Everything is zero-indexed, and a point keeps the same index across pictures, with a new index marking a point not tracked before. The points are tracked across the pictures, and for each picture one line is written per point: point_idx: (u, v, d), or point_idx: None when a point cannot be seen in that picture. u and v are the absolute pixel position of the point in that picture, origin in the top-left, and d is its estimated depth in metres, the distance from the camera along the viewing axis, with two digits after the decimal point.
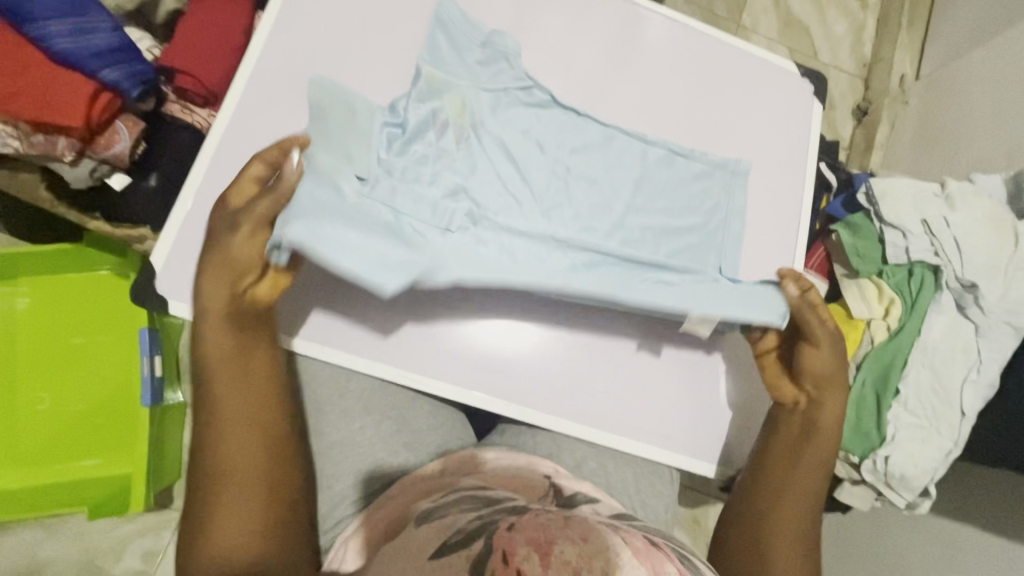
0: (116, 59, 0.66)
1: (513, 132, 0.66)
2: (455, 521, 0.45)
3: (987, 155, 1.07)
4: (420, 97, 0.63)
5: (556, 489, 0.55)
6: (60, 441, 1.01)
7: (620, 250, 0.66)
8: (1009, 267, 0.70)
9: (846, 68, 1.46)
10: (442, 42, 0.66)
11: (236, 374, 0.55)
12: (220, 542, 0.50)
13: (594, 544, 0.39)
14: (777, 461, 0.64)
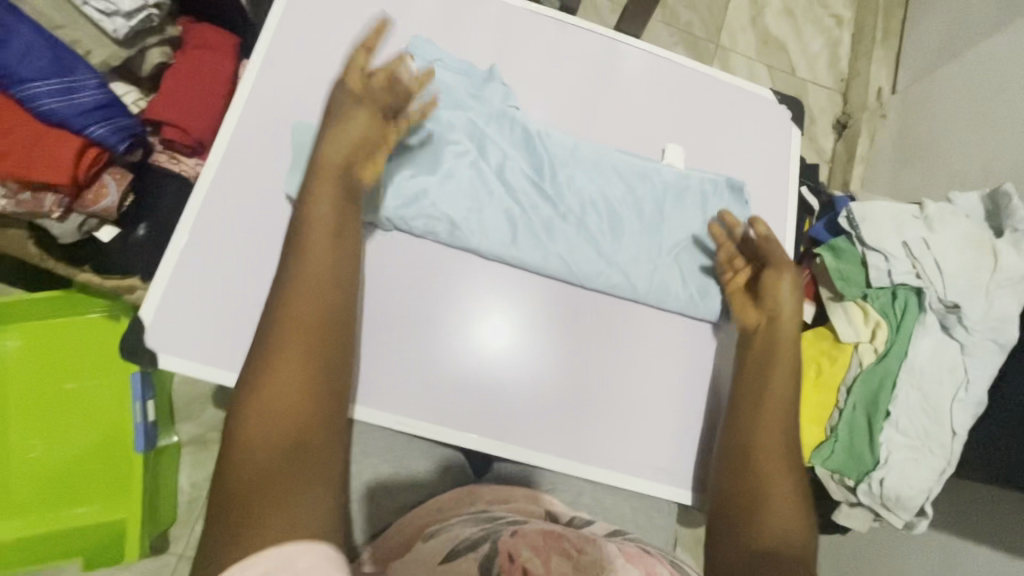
0: (103, 117, 0.66)
1: (506, 156, 0.70)
2: (459, 533, 0.47)
3: (964, 167, 1.09)
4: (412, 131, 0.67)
5: (553, 515, 0.57)
6: (51, 489, 1.00)
7: (614, 271, 0.68)
8: (989, 285, 0.72)
9: (824, 83, 1.48)
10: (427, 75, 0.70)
11: (325, 258, 0.54)
12: (244, 433, 0.45)
13: (589, 553, 0.43)
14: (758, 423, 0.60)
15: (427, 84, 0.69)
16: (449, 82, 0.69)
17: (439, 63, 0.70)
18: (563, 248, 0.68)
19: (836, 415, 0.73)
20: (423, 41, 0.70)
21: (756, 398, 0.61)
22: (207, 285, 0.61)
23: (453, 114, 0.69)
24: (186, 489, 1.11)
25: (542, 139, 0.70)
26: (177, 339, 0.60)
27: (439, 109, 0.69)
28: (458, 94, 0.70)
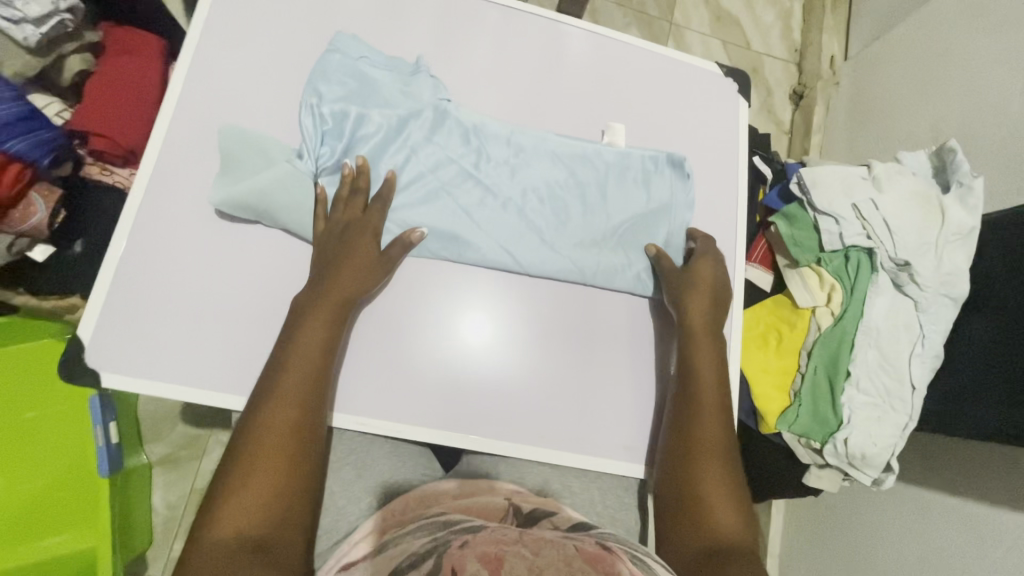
0: (22, 131, 0.65)
1: (439, 149, 0.68)
2: (407, 547, 0.44)
3: (914, 129, 1.10)
4: (335, 132, 0.65)
5: (517, 509, 0.55)
6: (16, 523, 0.96)
7: (558, 257, 0.67)
8: (938, 241, 0.72)
9: (778, 55, 1.49)
10: (345, 69, 0.66)
11: (310, 370, 0.56)
12: (225, 523, 0.49)
13: (545, 556, 0.39)
14: (691, 429, 0.62)
15: (353, 82, 0.66)
16: (376, 78, 0.67)
17: (366, 60, 0.67)
18: (504, 241, 0.67)
19: (799, 380, 0.75)
20: (346, 38, 0.68)
21: (696, 396, 0.63)
22: (147, 299, 0.59)
23: (381, 111, 0.66)
24: (161, 511, 1.09)
25: (476, 131, 0.69)
26: (119, 357, 0.58)
27: (367, 108, 0.66)
28: (387, 90, 0.67)
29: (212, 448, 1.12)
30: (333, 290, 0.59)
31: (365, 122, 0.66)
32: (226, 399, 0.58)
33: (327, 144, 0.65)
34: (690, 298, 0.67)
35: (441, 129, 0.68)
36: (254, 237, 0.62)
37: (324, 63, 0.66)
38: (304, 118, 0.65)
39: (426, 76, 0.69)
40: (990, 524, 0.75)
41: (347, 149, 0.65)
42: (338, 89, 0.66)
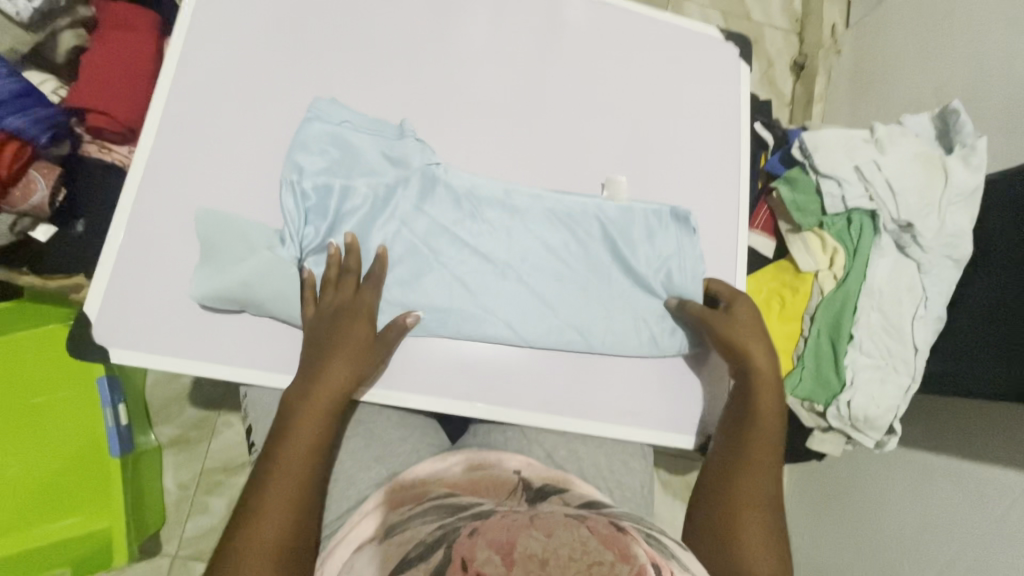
0: (18, 109, 0.68)
1: (432, 218, 0.65)
2: (415, 534, 0.44)
3: (917, 95, 1.09)
4: (319, 210, 0.62)
5: (526, 483, 0.55)
6: (30, 506, 0.98)
7: (560, 327, 0.65)
8: (941, 203, 0.72)
9: (779, 25, 1.47)
10: (327, 136, 0.63)
11: (312, 451, 0.55)
12: None
13: (559, 536, 0.39)
14: (746, 451, 0.62)
15: (335, 150, 0.63)
16: (359, 146, 0.64)
17: (347, 124, 0.64)
18: (502, 309, 0.64)
19: (802, 344, 0.76)
20: (325, 103, 0.64)
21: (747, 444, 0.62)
22: (151, 275, 0.59)
23: (366, 179, 0.63)
24: (172, 490, 1.09)
25: (468, 195, 0.66)
26: (127, 332, 0.58)
27: (351, 177, 0.63)
28: (371, 157, 0.64)
29: (220, 428, 1.13)
30: (331, 373, 0.57)
31: (350, 195, 0.63)
32: (233, 372, 0.59)
33: (309, 225, 0.62)
34: (751, 344, 0.65)
35: (430, 196, 0.65)
36: (257, 211, 0.62)
37: (303, 131, 0.63)
38: (286, 196, 0.62)
39: (413, 137, 0.65)
40: (994, 483, 0.76)
41: (333, 227, 0.62)
42: (320, 161, 0.63)
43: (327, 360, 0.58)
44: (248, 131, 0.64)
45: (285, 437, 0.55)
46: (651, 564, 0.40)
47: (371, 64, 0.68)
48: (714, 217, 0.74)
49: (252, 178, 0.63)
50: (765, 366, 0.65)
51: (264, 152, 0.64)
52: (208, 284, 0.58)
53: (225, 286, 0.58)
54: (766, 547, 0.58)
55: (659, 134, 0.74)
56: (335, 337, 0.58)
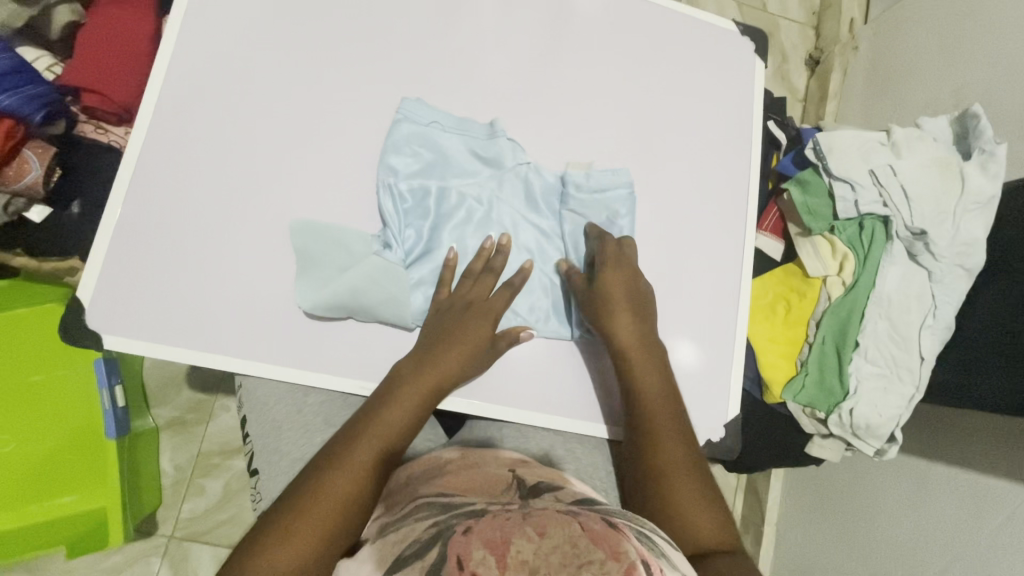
0: (13, 85, 0.67)
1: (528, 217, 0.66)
2: (411, 531, 0.44)
3: (934, 96, 1.06)
4: (418, 212, 0.63)
5: (520, 480, 0.55)
6: (26, 485, 0.98)
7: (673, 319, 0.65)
8: (956, 210, 0.70)
9: (795, 18, 1.43)
10: (417, 138, 0.64)
11: (398, 434, 0.56)
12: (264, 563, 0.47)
13: (551, 538, 0.38)
14: (646, 420, 0.61)
15: (428, 152, 0.64)
16: (450, 147, 0.65)
17: (436, 125, 0.65)
18: None
19: (807, 350, 0.75)
20: (412, 102, 0.65)
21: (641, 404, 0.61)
22: (145, 261, 0.58)
23: (461, 180, 0.64)
24: (169, 473, 1.09)
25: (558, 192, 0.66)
26: (120, 319, 0.57)
27: (446, 179, 0.64)
28: (462, 159, 0.65)
29: (217, 412, 1.13)
30: (450, 364, 0.58)
31: (447, 196, 0.64)
32: (227, 364, 0.58)
33: (407, 229, 0.62)
34: (614, 314, 0.61)
35: (521, 196, 0.66)
36: (254, 198, 0.61)
37: (394, 134, 0.63)
38: (384, 199, 0.62)
39: (505, 136, 0.66)
40: (991, 495, 0.75)
41: (433, 228, 0.63)
42: (413, 162, 0.64)
43: (443, 340, 0.58)
44: (246, 117, 0.62)
45: (387, 409, 0.56)
46: (642, 563, 0.38)
47: (375, 49, 0.66)
48: (724, 216, 0.72)
49: (250, 164, 0.61)
50: (633, 334, 0.62)
51: (263, 139, 0.62)
52: (316, 284, 0.59)
53: (333, 288, 0.59)
54: (703, 512, 0.57)
55: (669, 131, 0.72)
56: (471, 327, 0.59)
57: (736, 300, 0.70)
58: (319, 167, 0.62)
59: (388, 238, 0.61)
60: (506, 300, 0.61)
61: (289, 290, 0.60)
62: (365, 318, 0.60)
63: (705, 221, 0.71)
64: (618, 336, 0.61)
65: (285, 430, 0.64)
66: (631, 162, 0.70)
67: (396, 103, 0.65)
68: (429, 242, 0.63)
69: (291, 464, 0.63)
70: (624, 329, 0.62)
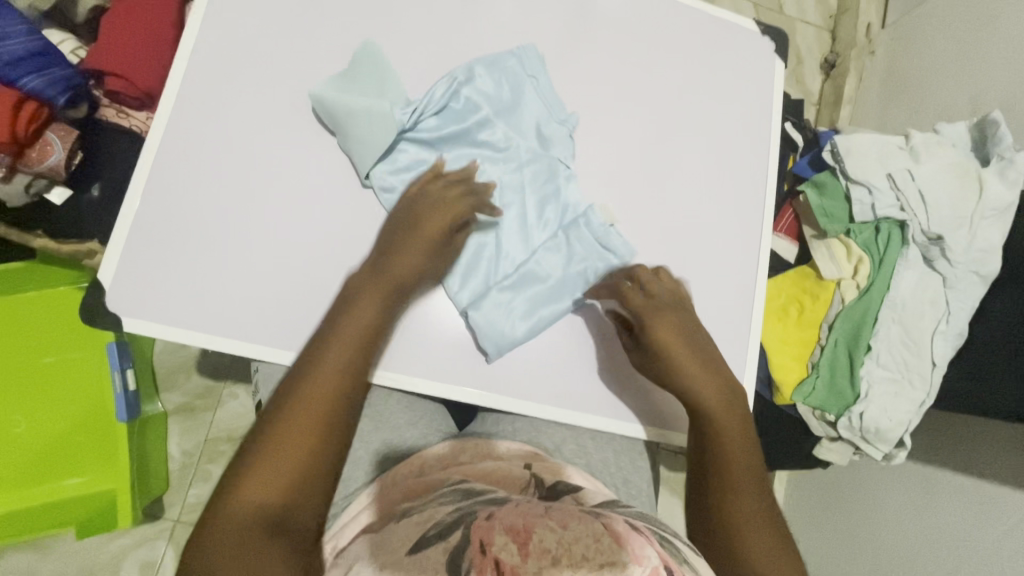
0: (35, 67, 0.68)
1: (516, 194, 0.65)
2: (435, 513, 0.44)
3: (952, 103, 1.04)
4: (453, 116, 0.65)
5: (538, 480, 0.55)
6: (37, 465, 0.99)
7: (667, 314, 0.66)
8: (974, 216, 0.69)
9: (811, 20, 1.43)
10: (506, 80, 0.67)
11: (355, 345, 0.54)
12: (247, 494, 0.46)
13: (573, 530, 0.39)
14: (726, 468, 0.59)
15: (507, 90, 0.67)
16: (529, 104, 0.67)
17: (534, 81, 0.67)
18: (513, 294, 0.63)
19: (818, 351, 0.75)
20: (534, 53, 0.68)
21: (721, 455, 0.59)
22: (166, 245, 0.58)
23: (506, 129, 0.66)
24: (177, 457, 1.10)
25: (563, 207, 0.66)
26: (140, 301, 0.57)
27: (497, 116, 0.66)
28: (526, 120, 0.67)
29: (226, 399, 1.13)
30: (408, 264, 0.57)
31: (486, 128, 0.66)
32: (244, 349, 0.58)
33: (431, 121, 0.65)
34: (690, 366, 0.60)
35: (537, 182, 0.66)
36: (275, 184, 0.61)
37: (504, 60, 0.67)
38: (441, 85, 0.65)
39: (569, 128, 0.68)
40: (999, 503, 0.75)
41: (453, 135, 0.65)
42: (493, 83, 0.66)
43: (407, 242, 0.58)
44: (269, 104, 0.62)
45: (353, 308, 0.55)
46: (664, 566, 0.38)
47: (395, 39, 0.66)
48: (739, 215, 0.72)
49: (270, 151, 0.62)
50: (715, 387, 0.60)
51: (285, 128, 0.62)
52: (335, 91, 0.62)
53: (337, 100, 0.61)
54: (775, 561, 0.57)
55: (687, 129, 0.72)
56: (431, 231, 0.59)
57: (750, 301, 0.70)
58: (339, 156, 0.63)
59: (411, 113, 0.63)
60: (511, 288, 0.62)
61: (306, 276, 0.60)
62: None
63: (721, 221, 0.71)
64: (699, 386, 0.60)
65: None
66: (647, 158, 0.70)
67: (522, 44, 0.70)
68: (421, 155, 0.65)
69: None
70: (707, 389, 0.60)
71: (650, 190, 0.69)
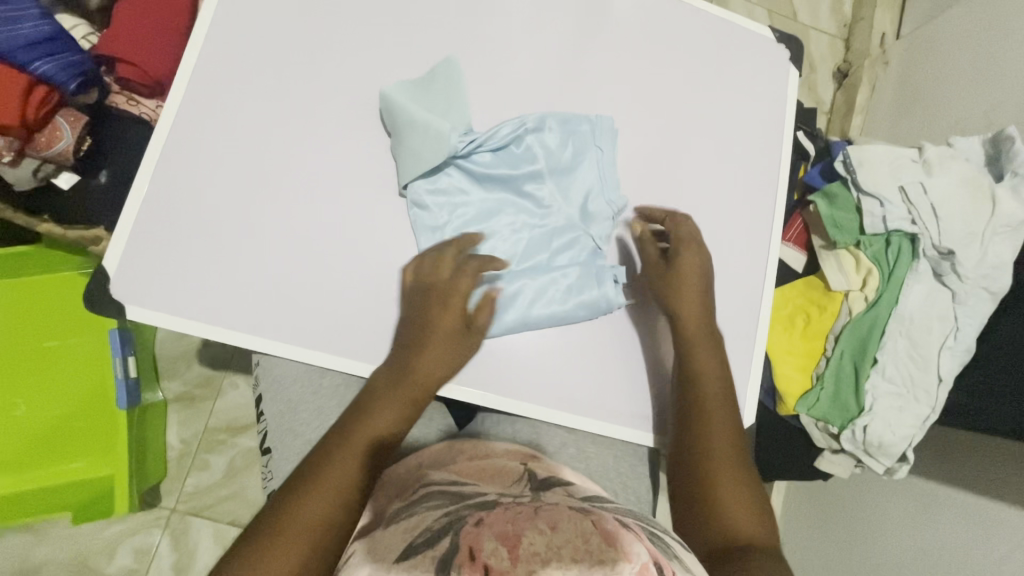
0: (48, 52, 0.68)
1: (543, 248, 0.65)
2: (421, 521, 0.44)
3: (965, 116, 1.03)
4: (509, 157, 0.65)
5: (532, 473, 0.55)
6: (34, 448, 0.99)
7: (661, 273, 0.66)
8: (986, 232, 0.69)
9: (826, 29, 1.42)
10: (571, 140, 0.66)
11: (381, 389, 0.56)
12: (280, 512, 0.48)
13: (563, 533, 0.38)
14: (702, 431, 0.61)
15: (568, 152, 0.66)
16: (584, 175, 0.66)
17: (597, 152, 0.67)
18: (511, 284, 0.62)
19: (823, 363, 0.75)
20: (610, 126, 0.67)
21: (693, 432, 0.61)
22: (172, 234, 0.58)
23: (555, 188, 0.66)
24: (175, 445, 1.10)
25: (589, 268, 0.64)
26: (146, 290, 0.57)
27: (551, 174, 0.66)
28: (576, 188, 0.66)
29: (226, 389, 1.13)
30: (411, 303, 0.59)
31: (537, 181, 0.65)
32: (248, 340, 0.58)
33: (485, 157, 0.64)
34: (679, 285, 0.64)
35: (567, 249, 0.65)
36: (283, 177, 0.61)
37: (578, 124, 0.67)
38: (508, 124, 0.64)
39: (615, 210, 0.66)
40: (999, 522, 0.74)
41: (504, 176, 0.64)
42: (559, 140, 0.66)
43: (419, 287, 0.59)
44: (280, 96, 0.62)
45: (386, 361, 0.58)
46: (653, 562, 0.38)
47: (407, 34, 0.66)
48: (748, 223, 0.71)
49: (278, 142, 0.61)
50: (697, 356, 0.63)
51: (295, 121, 0.62)
52: (405, 97, 0.63)
53: (404, 105, 0.61)
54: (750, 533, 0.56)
55: (698, 135, 0.71)
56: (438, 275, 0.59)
57: (756, 308, 0.70)
58: (348, 151, 0.63)
59: (468, 142, 0.62)
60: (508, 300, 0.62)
61: (310, 269, 0.60)
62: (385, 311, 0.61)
63: (729, 228, 0.70)
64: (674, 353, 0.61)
65: (300, 412, 0.65)
66: (657, 163, 0.70)
67: (601, 112, 0.69)
68: (463, 185, 0.64)
69: (303, 444, 0.64)
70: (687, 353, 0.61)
71: (659, 195, 0.69)
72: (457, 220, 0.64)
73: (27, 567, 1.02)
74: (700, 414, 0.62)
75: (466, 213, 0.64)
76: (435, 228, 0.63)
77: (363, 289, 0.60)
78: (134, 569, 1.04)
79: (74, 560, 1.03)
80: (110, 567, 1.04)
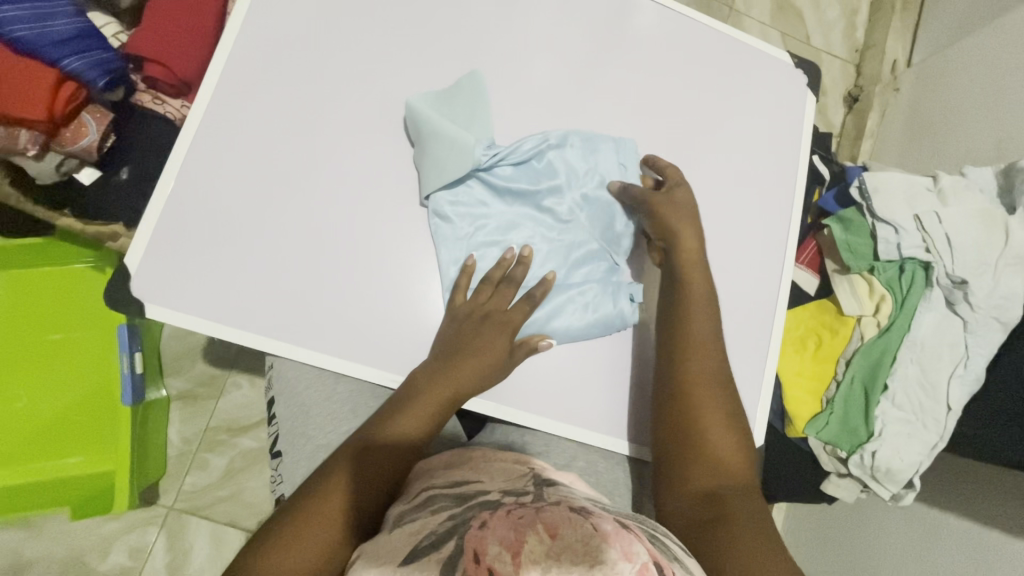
0: (77, 50, 0.69)
1: (561, 261, 0.65)
2: (427, 524, 0.44)
3: (976, 145, 1.04)
4: (530, 171, 0.65)
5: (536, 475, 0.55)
6: (34, 441, 0.98)
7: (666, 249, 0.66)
8: (998, 263, 0.69)
9: (838, 53, 1.43)
10: (592, 158, 0.67)
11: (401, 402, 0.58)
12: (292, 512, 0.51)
13: (564, 536, 0.38)
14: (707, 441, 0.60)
15: (589, 169, 0.67)
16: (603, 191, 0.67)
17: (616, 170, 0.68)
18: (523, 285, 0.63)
19: (834, 387, 0.75)
20: (630, 144, 0.68)
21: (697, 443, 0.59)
22: (194, 234, 0.58)
23: (574, 203, 0.66)
24: (175, 444, 1.10)
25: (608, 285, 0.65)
26: (165, 289, 0.57)
27: (571, 189, 0.66)
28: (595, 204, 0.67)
29: (229, 388, 1.13)
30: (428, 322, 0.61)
31: (557, 194, 0.66)
32: (265, 343, 0.58)
33: (507, 169, 0.65)
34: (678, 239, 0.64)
35: (585, 263, 0.66)
36: (306, 182, 0.61)
37: (599, 142, 0.67)
38: (530, 139, 0.65)
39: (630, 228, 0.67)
40: (1004, 552, 0.74)
41: (525, 188, 0.65)
42: (580, 157, 0.66)
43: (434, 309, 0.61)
44: (306, 101, 0.63)
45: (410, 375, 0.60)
46: (654, 562, 0.38)
47: (433, 45, 0.67)
48: (763, 244, 0.72)
49: (302, 147, 0.62)
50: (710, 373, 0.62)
51: (320, 126, 0.62)
52: (430, 109, 0.63)
53: (429, 117, 0.62)
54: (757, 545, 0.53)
55: (716, 155, 0.72)
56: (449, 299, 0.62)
57: (769, 330, 0.70)
58: (372, 159, 0.63)
59: (491, 155, 0.63)
60: (525, 313, 0.62)
61: (329, 274, 0.60)
62: (402, 320, 0.61)
63: (744, 249, 0.71)
64: (690, 367, 0.61)
65: (312, 416, 0.65)
66: None
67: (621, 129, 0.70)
68: (485, 197, 0.65)
69: (314, 449, 0.63)
70: (700, 370, 0.61)
71: None
72: (477, 231, 0.64)
73: (20, 563, 1.01)
74: (705, 426, 0.60)
75: (485, 224, 0.64)
76: (453, 237, 0.63)
77: (381, 295, 0.61)
78: (127, 568, 1.03)
79: (68, 557, 1.02)
80: (103, 565, 1.03)
